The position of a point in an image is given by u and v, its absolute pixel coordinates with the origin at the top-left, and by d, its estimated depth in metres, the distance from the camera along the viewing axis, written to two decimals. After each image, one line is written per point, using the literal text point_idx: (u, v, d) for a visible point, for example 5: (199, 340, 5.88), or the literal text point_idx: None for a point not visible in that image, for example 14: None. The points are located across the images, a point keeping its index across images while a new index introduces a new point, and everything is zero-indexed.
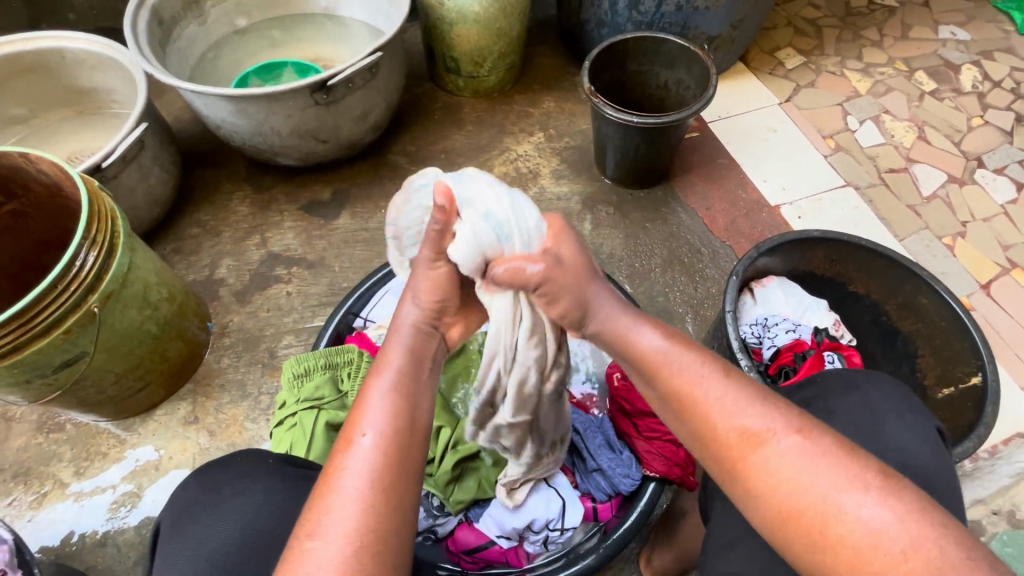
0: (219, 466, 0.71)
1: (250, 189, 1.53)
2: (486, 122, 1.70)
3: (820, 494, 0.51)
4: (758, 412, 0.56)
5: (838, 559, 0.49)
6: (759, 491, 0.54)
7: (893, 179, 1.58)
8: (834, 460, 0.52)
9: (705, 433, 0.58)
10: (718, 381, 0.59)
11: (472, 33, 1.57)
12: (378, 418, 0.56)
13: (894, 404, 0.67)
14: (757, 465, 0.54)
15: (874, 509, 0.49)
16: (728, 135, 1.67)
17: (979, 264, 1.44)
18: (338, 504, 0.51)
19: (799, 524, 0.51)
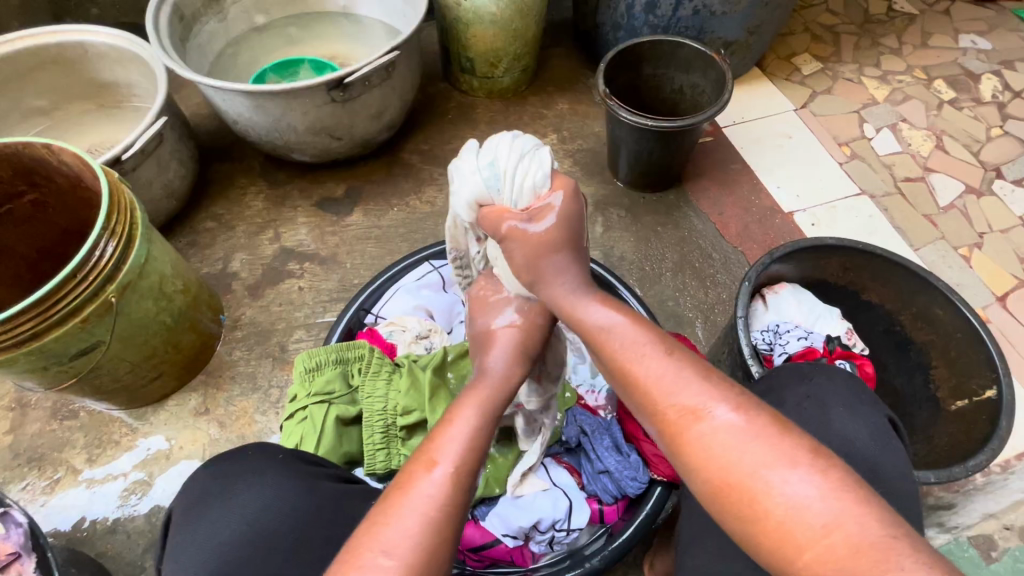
0: (231, 459, 0.72)
1: (264, 184, 1.55)
2: (499, 122, 1.70)
3: (753, 469, 0.51)
4: (695, 384, 0.55)
5: (766, 530, 0.50)
6: (694, 467, 0.53)
7: (909, 189, 1.57)
8: (765, 438, 0.52)
9: (646, 408, 0.57)
10: (661, 357, 0.58)
11: (488, 33, 1.58)
12: (459, 447, 0.57)
13: (844, 394, 0.70)
14: (692, 441, 0.54)
15: (800, 484, 0.49)
16: (742, 140, 1.67)
17: (995, 277, 1.42)
18: (407, 518, 0.52)
19: (731, 499, 0.51)
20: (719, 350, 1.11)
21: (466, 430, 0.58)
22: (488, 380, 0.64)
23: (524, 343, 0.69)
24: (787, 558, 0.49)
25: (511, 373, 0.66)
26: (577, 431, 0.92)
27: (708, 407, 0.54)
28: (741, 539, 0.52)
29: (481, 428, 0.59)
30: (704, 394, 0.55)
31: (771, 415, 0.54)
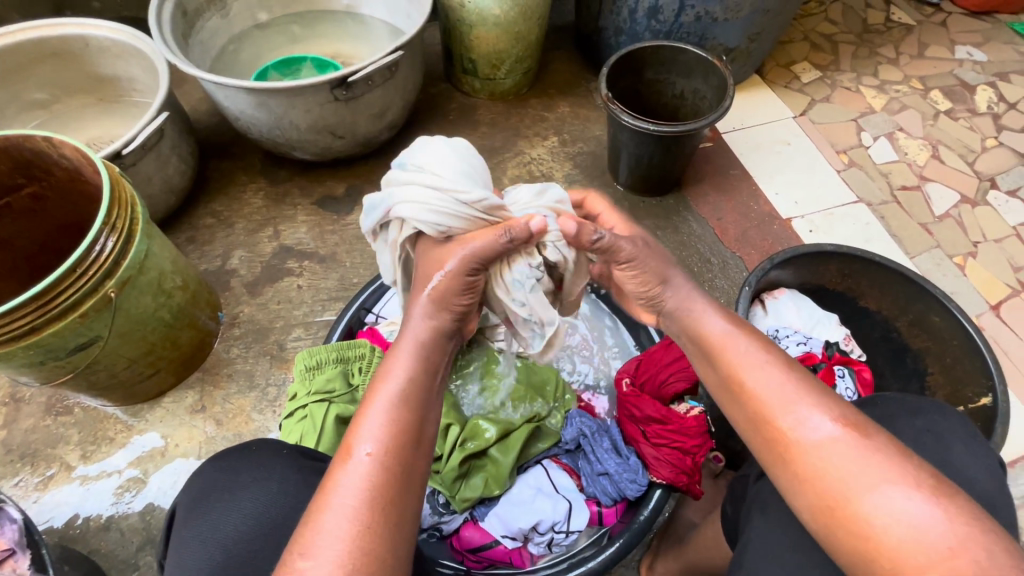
0: (237, 454, 0.72)
1: (265, 182, 1.54)
2: (501, 124, 1.71)
3: (865, 485, 0.53)
4: (806, 403, 0.60)
5: (872, 549, 0.51)
6: (803, 478, 0.57)
7: (906, 197, 1.58)
8: (879, 461, 0.54)
9: (756, 418, 0.63)
10: (773, 374, 0.64)
11: (491, 35, 1.58)
12: (377, 427, 0.57)
13: (961, 432, 0.66)
14: (801, 451, 0.58)
15: (922, 507, 0.51)
16: (742, 146, 1.68)
17: (989, 285, 1.44)
18: (332, 511, 0.52)
19: (836, 512, 0.54)
20: None
21: (385, 403, 0.59)
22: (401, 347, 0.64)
23: (439, 296, 0.69)
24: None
25: (430, 331, 0.67)
26: (576, 433, 0.91)
27: (818, 419, 0.58)
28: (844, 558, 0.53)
29: (403, 395, 0.60)
30: (814, 409, 0.59)
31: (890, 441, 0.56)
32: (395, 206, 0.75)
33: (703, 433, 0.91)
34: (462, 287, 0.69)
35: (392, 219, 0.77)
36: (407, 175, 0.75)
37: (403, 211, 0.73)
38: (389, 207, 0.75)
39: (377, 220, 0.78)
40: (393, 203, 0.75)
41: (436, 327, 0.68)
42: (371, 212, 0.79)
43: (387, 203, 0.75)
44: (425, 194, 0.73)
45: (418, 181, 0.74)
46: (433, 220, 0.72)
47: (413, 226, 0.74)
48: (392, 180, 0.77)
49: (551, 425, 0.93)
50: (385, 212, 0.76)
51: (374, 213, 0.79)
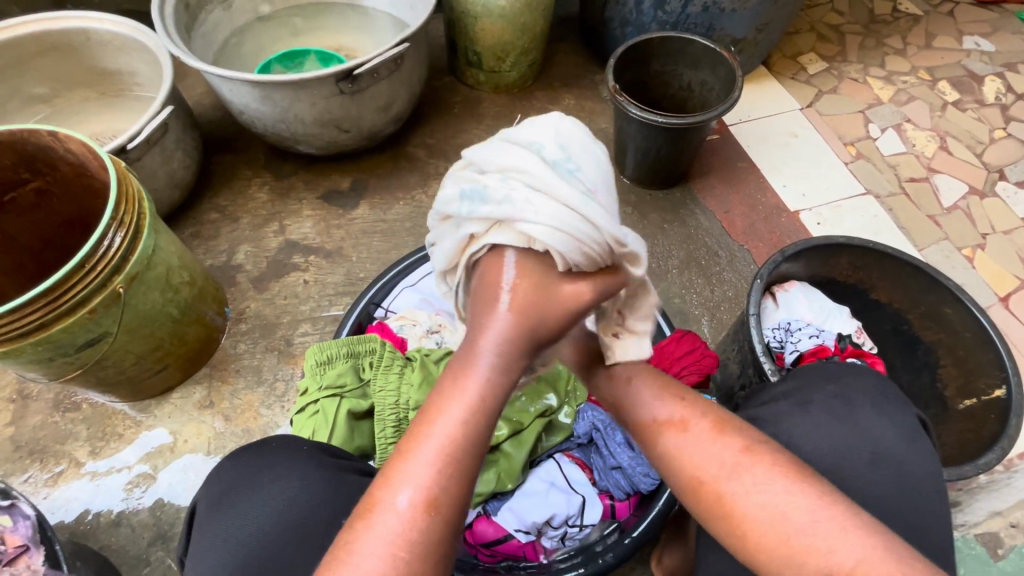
0: (257, 451, 0.71)
1: (269, 176, 1.53)
2: (506, 117, 1.70)
3: (722, 470, 0.59)
4: (655, 398, 0.67)
5: (733, 524, 0.58)
6: (668, 471, 0.63)
7: (914, 189, 1.58)
8: (713, 441, 0.61)
9: (631, 422, 0.68)
10: (637, 381, 0.69)
11: (496, 26, 1.57)
12: (423, 473, 0.50)
13: (871, 395, 0.71)
14: (660, 447, 0.64)
15: (750, 480, 0.58)
16: (749, 138, 1.67)
17: (998, 277, 1.43)
18: (368, 554, 0.47)
19: (699, 498, 0.60)
20: (728, 347, 1.10)
21: (440, 444, 0.51)
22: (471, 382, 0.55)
23: (523, 327, 0.58)
24: (751, 549, 0.56)
25: (503, 376, 0.56)
26: (589, 426, 0.91)
27: (670, 418, 0.65)
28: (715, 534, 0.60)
29: (455, 431, 0.52)
30: (662, 408, 0.66)
31: (735, 423, 0.63)
32: (533, 219, 0.58)
33: None
34: (555, 326, 0.59)
35: (503, 223, 0.60)
36: (561, 185, 0.59)
37: (544, 228, 0.57)
38: (524, 215, 0.58)
39: (489, 216, 0.60)
40: (529, 212, 0.58)
41: (511, 361, 0.56)
42: (486, 203, 0.60)
43: (523, 209, 0.58)
44: (571, 223, 0.58)
45: (574, 199, 0.59)
46: (576, 259, 0.59)
47: (539, 249, 0.59)
48: (529, 178, 0.59)
49: (563, 419, 0.93)
50: (511, 216, 0.59)
51: (485, 204, 0.60)
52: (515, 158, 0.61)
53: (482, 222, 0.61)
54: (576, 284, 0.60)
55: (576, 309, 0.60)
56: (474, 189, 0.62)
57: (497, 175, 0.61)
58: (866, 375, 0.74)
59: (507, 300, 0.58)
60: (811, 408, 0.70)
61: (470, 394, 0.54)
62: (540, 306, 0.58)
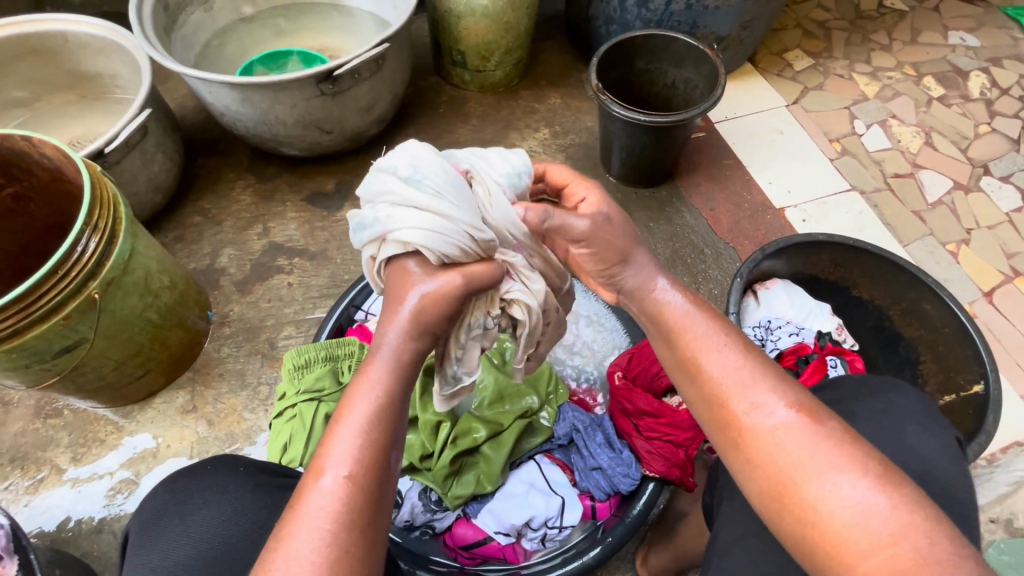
0: (187, 477, 0.70)
1: (253, 179, 1.52)
2: (491, 117, 1.71)
3: (816, 469, 0.53)
4: (754, 380, 0.60)
5: (815, 531, 0.51)
6: (755, 461, 0.57)
7: (898, 184, 1.58)
8: (818, 442, 0.54)
9: (713, 400, 0.61)
10: (731, 356, 0.62)
11: (480, 26, 1.56)
12: (345, 452, 0.53)
13: (918, 413, 0.66)
14: (752, 435, 0.57)
15: (865, 493, 0.50)
16: (735, 135, 1.67)
17: (982, 272, 1.44)
18: (301, 537, 0.49)
19: (784, 499, 0.54)
20: None
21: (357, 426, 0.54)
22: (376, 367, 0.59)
23: (421, 321, 0.62)
24: (835, 561, 0.50)
25: (405, 361, 0.60)
26: (570, 427, 0.91)
27: (767, 403, 0.58)
28: (792, 540, 0.53)
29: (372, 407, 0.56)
30: (768, 394, 0.59)
31: (840, 426, 0.56)
32: (398, 228, 0.65)
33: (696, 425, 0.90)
34: (444, 313, 0.63)
35: (382, 240, 0.67)
36: (417, 195, 0.66)
37: (408, 235, 0.65)
38: (390, 228, 0.66)
39: (370, 238, 0.68)
40: (395, 224, 0.66)
41: (411, 350, 0.61)
42: (366, 229, 0.68)
43: (387, 223, 0.66)
44: (432, 222, 0.65)
45: (433, 209, 0.66)
46: (441, 248, 0.65)
47: (414, 250, 0.66)
48: (393, 198, 0.67)
49: (543, 421, 0.92)
50: (383, 232, 0.67)
51: (365, 230, 0.69)
52: (379, 185, 0.69)
53: (367, 245, 0.69)
54: (448, 276, 0.64)
55: (454, 293, 0.64)
56: (357, 221, 0.69)
57: (370, 206, 0.69)
58: (911, 394, 0.69)
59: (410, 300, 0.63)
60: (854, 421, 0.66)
61: (376, 375, 0.58)
62: (430, 293, 0.63)
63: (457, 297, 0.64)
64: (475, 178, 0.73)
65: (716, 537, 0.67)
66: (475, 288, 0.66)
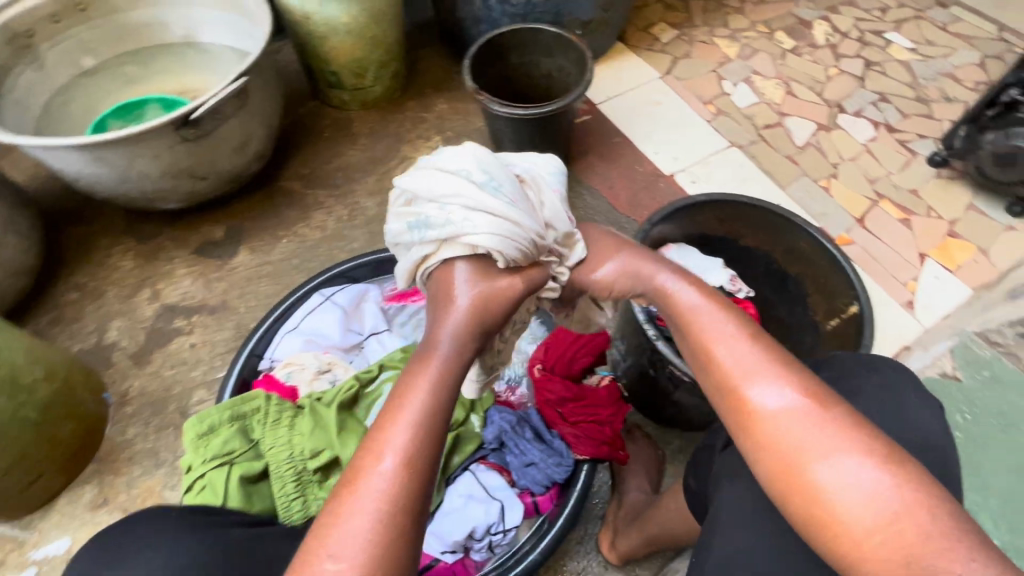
0: (119, 529, 0.59)
1: (132, 241, 1.42)
2: (380, 133, 1.68)
3: (811, 458, 0.53)
4: (769, 370, 0.58)
5: (821, 515, 0.51)
6: (764, 447, 0.55)
7: (770, 134, 1.70)
8: (829, 428, 0.54)
9: (716, 387, 0.61)
10: (742, 347, 0.61)
11: (346, 44, 1.52)
12: (402, 437, 0.53)
13: (912, 386, 0.68)
14: (760, 423, 0.56)
15: (872, 477, 0.51)
16: (618, 113, 1.73)
17: (852, 200, 1.58)
18: (357, 516, 0.50)
19: (790, 485, 0.53)
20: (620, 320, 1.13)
21: (416, 412, 0.55)
22: (435, 358, 0.60)
23: (484, 304, 0.65)
24: (827, 541, 0.51)
25: (465, 347, 0.62)
26: (499, 429, 0.90)
27: (773, 390, 0.57)
28: (795, 524, 0.53)
29: (423, 405, 0.56)
30: (776, 382, 0.57)
31: (846, 410, 0.55)
32: (472, 232, 0.63)
33: (616, 400, 0.94)
34: (502, 313, 0.66)
35: (445, 243, 0.65)
36: (489, 198, 0.64)
37: (484, 241, 0.63)
38: (465, 233, 0.63)
39: (435, 238, 0.65)
40: (468, 229, 0.63)
41: (473, 332, 0.63)
42: (431, 228, 0.65)
43: (465, 227, 0.63)
44: (505, 227, 0.64)
45: (512, 213, 0.64)
46: (511, 253, 0.64)
47: (482, 254, 0.64)
48: (464, 201, 0.64)
49: (474, 428, 0.92)
50: (454, 235, 0.64)
51: (431, 229, 0.65)
52: (444, 186, 0.65)
53: (427, 244, 0.65)
54: (511, 278, 0.66)
55: (516, 297, 0.67)
56: (417, 222, 0.66)
57: (430, 207, 0.65)
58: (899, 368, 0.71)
59: (464, 298, 0.64)
60: (859, 399, 0.66)
61: (441, 360, 0.60)
62: (491, 277, 0.65)
63: (516, 298, 0.66)
64: (527, 175, 0.72)
65: (716, 512, 0.67)
66: (533, 291, 0.70)
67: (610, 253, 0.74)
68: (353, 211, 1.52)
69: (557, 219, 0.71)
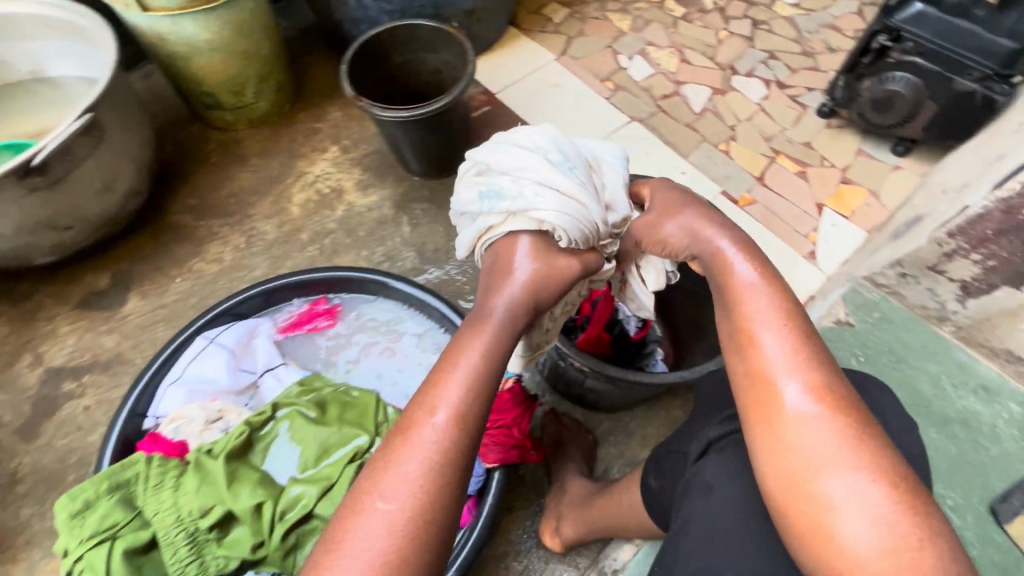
0: None
1: (4, 304, 1.30)
2: (272, 150, 1.59)
3: (821, 467, 0.51)
4: (808, 367, 0.56)
5: (814, 524, 0.50)
6: (780, 442, 0.54)
7: (668, 104, 1.72)
8: (850, 445, 0.52)
9: (745, 370, 0.59)
10: (783, 343, 0.58)
11: (215, 62, 1.42)
12: (455, 400, 0.56)
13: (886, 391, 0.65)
14: (784, 420, 0.54)
15: (879, 503, 0.49)
16: (517, 100, 1.71)
17: (751, 160, 1.62)
18: (410, 464, 0.52)
19: (793, 487, 0.52)
20: None
21: (467, 381, 0.57)
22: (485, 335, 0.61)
23: (530, 286, 0.69)
24: (813, 551, 0.50)
25: (509, 328, 0.64)
26: None
27: (804, 389, 0.55)
28: (784, 526, 0.53)
29: (480, 367, 0.58)
30: (810, 383, 0.55)
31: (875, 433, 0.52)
32: (540, 206, 0.73)
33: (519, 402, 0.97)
34: (558, 287, 0.73)
35: (514, 214, 0.74)
36: (559, 177, 0.76)
37: (548, 216, 0.73)
38: (535, 206, 0.73)
39: (506, 209, 0.75)
40: (538, 203, 0.73)
41: (518, 311, 0.66)
42: (503, 200, 0.75)
43: (536, 201, 0.73)
44: (569, 205, 0.74)
45: (577, 194, 0.76)
46: (573, 229, 0.74)
47: (546, 229, 0.74)
48: (539, 179, 0.75)
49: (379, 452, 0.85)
50: (523, 208, 0.74)
51: (503, 200, 0.75)
52: (517, 168, 0.77)
53: (499, 215, 0.75)
54: (568, 258, 0.74)
55: (572, 275, 0.74)
56: (493, 197, 0.76)
57: (508, 182, 0.76)
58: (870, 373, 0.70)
59: (523, 269, 0.71)
60: None
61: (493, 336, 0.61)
62: (541, 257, 0.72)
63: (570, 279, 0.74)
64: (591, 161, 0.85)
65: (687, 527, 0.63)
66: (587, 273, 0.79)
67: (673, 213, 0.75)
68: (251, 238, 1.44)
69: (614, 202, 0.82)
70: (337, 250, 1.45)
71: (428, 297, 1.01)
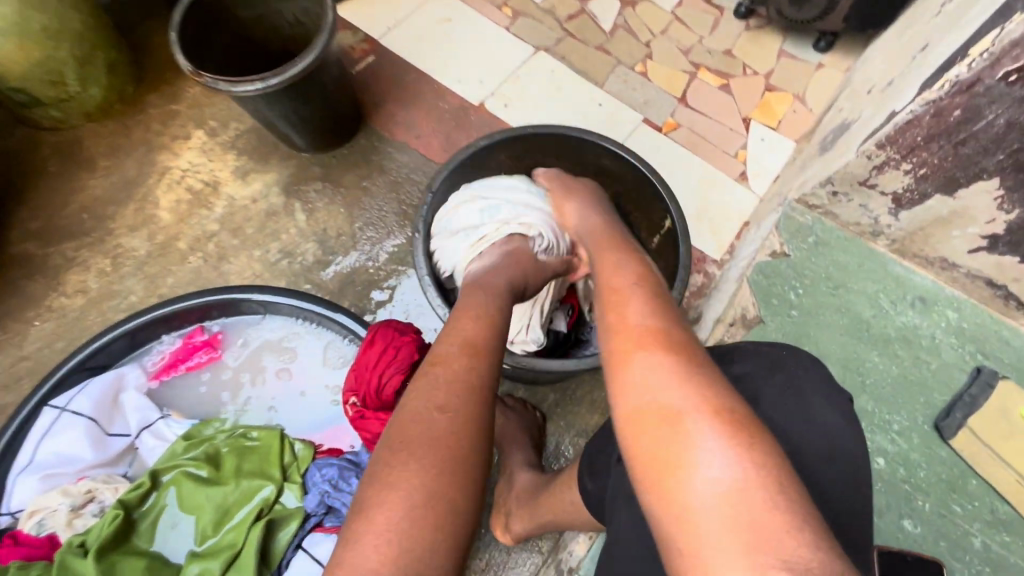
0: None
1: None
2: (122, 147, 1.34)
3: (671, 403, 0.46)
4: (665, 318, 0.53)
5: (659, 463, 0.44)
6: (630, 382, 0.48)
7: (576, 26, 1.53)
8: (700, 382, 0.46)
9: (605, 323, 0.55)
10: (641, 299, 0.55)
11: (7, 50, 1.14)
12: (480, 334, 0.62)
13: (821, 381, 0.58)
14: (636, 359, 0.49)
15: (720, 439, 0.43)
16: (405, 45, 1.48)
17: (670, 79, 1.48)
18: (458, 379, 0.56)
19: (641, 426, 0.46)
20: None
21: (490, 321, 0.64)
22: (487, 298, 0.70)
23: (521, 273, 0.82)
24: (657, 492, 0.43)
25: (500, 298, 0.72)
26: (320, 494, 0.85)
27: (658, 334, 0.51)
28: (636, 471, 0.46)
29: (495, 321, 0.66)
30: (665, 328, 0.51)
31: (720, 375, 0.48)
32: (524, 219, 0.93)
33: None
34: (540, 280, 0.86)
35: (504, 226, 0.93)
36: (535, 198, 0.96)
37: (534, 225, 0.92)
38: (521, 219, 0.93)
39: (499, 221, 0.93)
40: (522, 217, 0.93)
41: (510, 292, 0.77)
42: (495, 215, 0.94)
43: (520, 214, 0.93)
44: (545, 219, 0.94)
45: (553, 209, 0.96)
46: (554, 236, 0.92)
47: (533, 235, 0.91)
48: (523, 198, 0.95)
49: (286, 505, 0.85)
50: (511, 220, 0.93)
51: (496, 215, 0.94)
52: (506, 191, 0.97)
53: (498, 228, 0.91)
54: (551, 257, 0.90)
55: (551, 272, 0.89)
56: (488, 215, 0.94)
57: (500, 203, 0.95)
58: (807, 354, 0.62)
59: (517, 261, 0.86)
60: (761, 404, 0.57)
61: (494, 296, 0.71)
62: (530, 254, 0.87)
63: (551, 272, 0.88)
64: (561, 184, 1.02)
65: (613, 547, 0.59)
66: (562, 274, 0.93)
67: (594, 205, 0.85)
68: (118, 258, 1.23)
69: None
70: (225, 255, 1.26)
71: (326, 311, 0.96)
